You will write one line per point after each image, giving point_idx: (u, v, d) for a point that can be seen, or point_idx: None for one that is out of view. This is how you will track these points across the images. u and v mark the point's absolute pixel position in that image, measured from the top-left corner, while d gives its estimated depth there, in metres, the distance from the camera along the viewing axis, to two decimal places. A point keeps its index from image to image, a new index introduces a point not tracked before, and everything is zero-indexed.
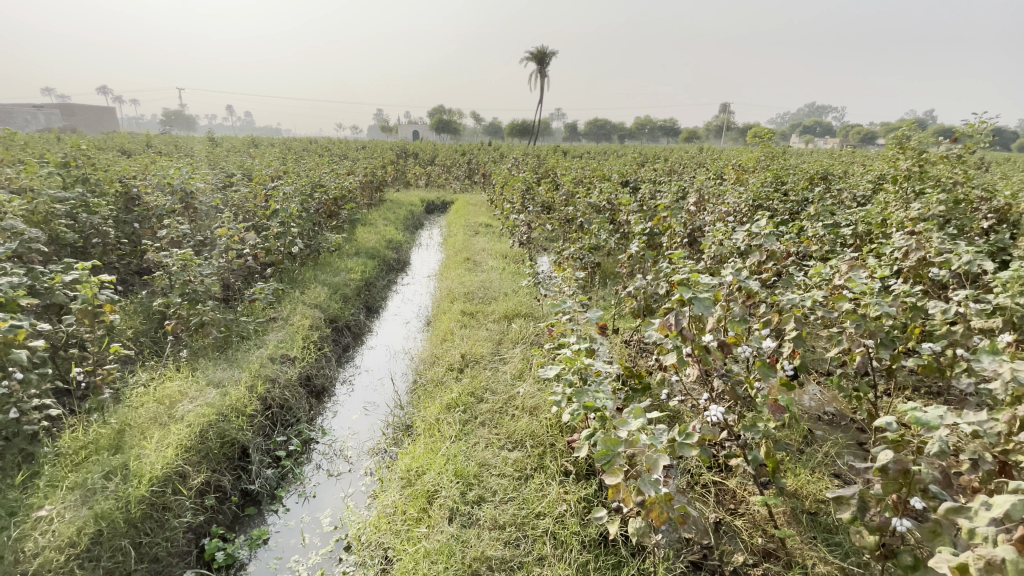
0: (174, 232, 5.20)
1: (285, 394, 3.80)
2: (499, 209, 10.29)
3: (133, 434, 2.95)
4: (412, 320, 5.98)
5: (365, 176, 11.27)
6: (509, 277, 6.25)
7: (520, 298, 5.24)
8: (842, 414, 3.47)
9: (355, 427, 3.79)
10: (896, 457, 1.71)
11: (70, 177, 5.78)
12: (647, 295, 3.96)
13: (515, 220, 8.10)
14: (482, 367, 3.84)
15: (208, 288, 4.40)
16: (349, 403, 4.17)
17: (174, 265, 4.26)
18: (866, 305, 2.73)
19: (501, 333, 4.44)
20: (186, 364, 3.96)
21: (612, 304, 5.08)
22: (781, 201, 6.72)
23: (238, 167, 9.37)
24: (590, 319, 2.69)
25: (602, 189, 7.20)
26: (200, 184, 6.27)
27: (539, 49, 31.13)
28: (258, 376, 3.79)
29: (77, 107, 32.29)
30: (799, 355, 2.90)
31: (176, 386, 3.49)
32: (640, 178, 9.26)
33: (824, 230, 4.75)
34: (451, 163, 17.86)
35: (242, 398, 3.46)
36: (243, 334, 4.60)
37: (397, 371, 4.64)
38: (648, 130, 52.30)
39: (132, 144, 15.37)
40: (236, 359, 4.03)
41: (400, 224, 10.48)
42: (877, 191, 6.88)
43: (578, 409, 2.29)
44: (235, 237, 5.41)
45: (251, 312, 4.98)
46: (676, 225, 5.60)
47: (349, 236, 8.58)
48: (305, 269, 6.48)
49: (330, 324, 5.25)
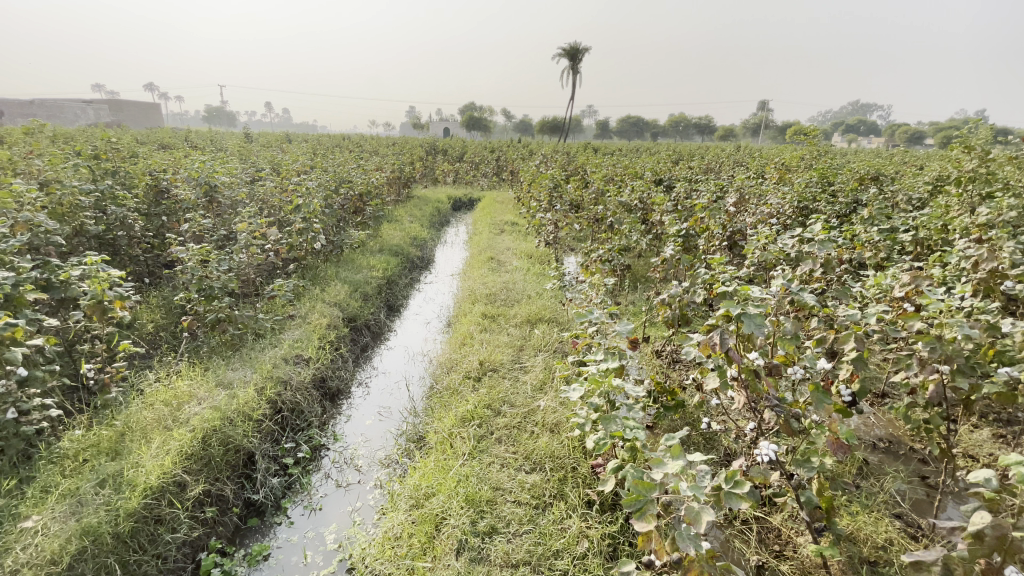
0: (196, 226, 5.16)
1: (296, 397, 3.65)
2: (527, 207, 10.03)
3: (133, 440, 2.86)
4: (433, 320, 5.80)
5: (393, 172, 11.18)
6: (533, 279, 5.99)
7: (544, 301, 4.97)
8: (902, 443, 3.10)
9: (367, 433, 3.61)
10: (995, 522, 1.41)
11: (101, 171, 5.84)
12: (682, 303, 3.63)
13: (542, 219, 7.82)
14: (501, 376, 3.60)
15: (223, 285, 4.31)
16: (363, 407, 3.99)
17: (190, 260, 4.18)
18: (941, 326, 2.36)
19: (522, 339, 4.19)
20: (199, 363, 3.86)
21: (643, 311, 4.78)
22: (828, 203, 6.25)
23: (268, 162, 9.40)
24: (621, 333, 2.41)
25: (634, 188, 6.85)
26: (225, 177, 6.23)
27: (569, 46, 30.75)
28: (268, 378, 3.65)
29: (126, 103, 33.82)
30: (858, 379, 2.55)
31: (185, 387, 3.39)
32: (674, 176, 8.85)
33: (879, 235, 4.32)
34: (480, 159, 17.68)
35: (250, 401, 3.32)
36: (260, 332, 4.50)
37: (414, 375, 4.44)
38: (683, 128, 51.02)
39: (174, 139, 15.79)
40: (249, 358, 3.91)
41: (425, 221, 10.36)
42: (936, 194, 6.31)
43: (605, 437, 2.03)
44: (256, 232, 5.34)
45: (269, 309, 4.88)
46: (714, 227, 5.24)
47: (374, 233, 8.48)
48: (327, 266, 6.37)
49: (349, 323, 5.10)
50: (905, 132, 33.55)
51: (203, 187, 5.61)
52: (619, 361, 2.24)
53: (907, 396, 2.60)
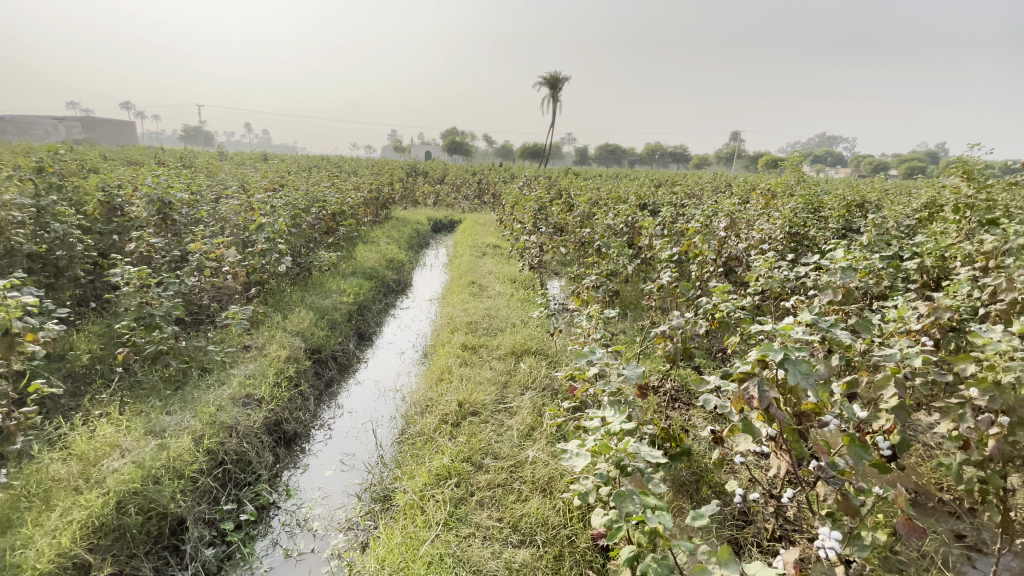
0: (144, 246, 4.62)
1: (242, 446, 3.13)
2: (509, 229, 9.69)
3: (30, 507, 2.30)
4: (408, 351, 5.32)
5: (370, 192, 10.75)
6: (517, 305, 5.57)
7: (529, 331, 4.55)
8: (931, 495, 2.76)
9: (327, 488, 3.09)
10: None
11: (42, 184, 5.27)
12: (686, 337, 3.26)
13: (526, 242, 7.46)
14: (483, 420, 3.15)
15: (168, 313, 3.77)
16: (323, 455, 3.49)
17: (128, 284, 3.63)
18: (1000, 370, 2.03)
19: (506, 374, 3.76)
20: (133, 405, 3.32)
21: (636, 343, 4.40)
22: (820, 229, 6.05)
23: (236, 179, 8.85)
24: (631, 378, 2.01)
25: (621, 211, 6.56)
26: (182, 193, 5.70)
27: (550, 74, 31.41)
28: (210, 425, 3.12)
29: (98, 121, 32.93)
30: (899, 429, 2.21)
31: (108, 436, 2.84)
32: (659, 201, 8.65)
33: (885, 262, 4.06)
34: (461, 181, 17.39)
35: (185, 453, 2.80)
36: (209, 367, 3.96)
37: (384, 415, 3.95)
38: (660, 155, 52.09)
39: (143, 157, 15.08)
40: (191, 398, 3.38)
41: (403, 243, 9.91)
42: (927, 221, 6.18)
43: (615, 518, 1.58)
44: (212, 253, 4.82)
45: (223, 339, 4.34)
46: (709, 252, 4.94)
47: (348, 254, 8.00)
48: (293, 291, 5.86)
49: (312, 355, 4.60)
50: (871, 164, 34.87)
51: (156, 203, 5.08)
52: (629, 417, 1.81)
53: (956, 449, 2.25)
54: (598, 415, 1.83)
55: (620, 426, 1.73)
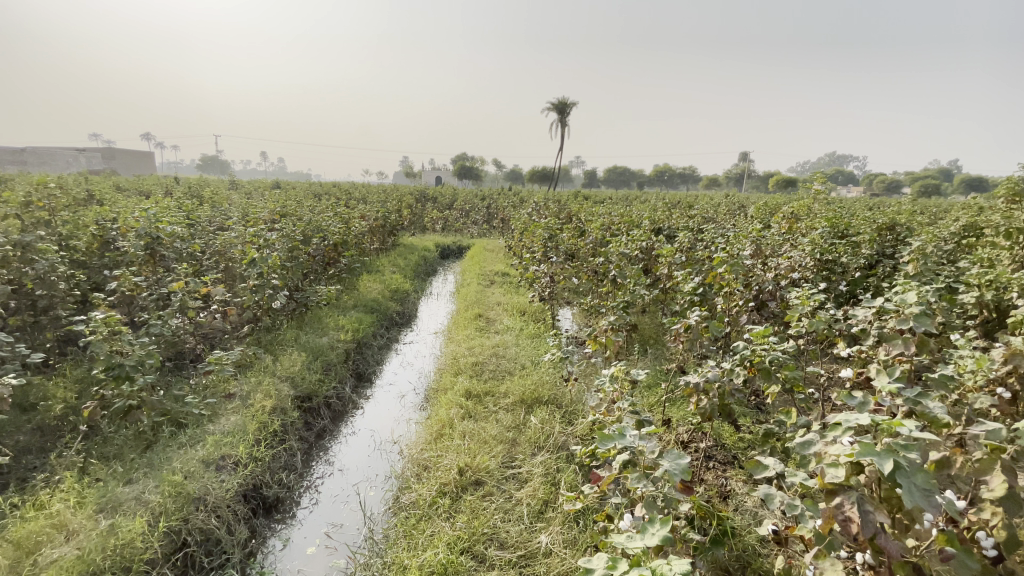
0: (125, 284, 4.29)
1: (209, 523, 2.71)
2: (519, 256, 9.31)
3: None
4: (409, 393, 4.91)
5: (377, 219, 10.49)
6: (527, 342, 5.14)
7: (541, 375, 4.13)
8: None
9: (306, 571, 2.66)
10: None
11: (30, 219, 5.00)
12: (723, 391, 2.81)
13: (535, 271, 7.05)
14: (488, 492, 2.72)
15: (141, 362, 3.40)
16: (307, 525, 3.06)
17: (96, 332, 3.27)
18: None
19: (515, 429, 3.33)
20: (95, 470, 2.93)
21: (660, 389, 3.96)
22: (852, 255, 5.59)
23: (238, 209, 8.61)
24: (673, 477, 1.54)
25: (635, 237, 6.15)
26: (174, 225, 5.39)
27: (558, 101, 31.88)
28: (174, 497, 2.72)
29: (118, 152, 33.80)
30: (1004, 528, 1.76)
31: (53, 514, 2.44)
32: (676, 225, 8.22)
33: (942, 296, 3.58)
34: (470, 207, 17.17)
35: (139, 538, 2.42)
36: (186, 422, 3.57)
37: (378, 474, 3.53)
38: (670, 177, 52.00)
39: (154, 185, 15.08)
40: (159, 462, 2.99)
41: (410, 271, 9.59)
42: (969, 246, 5.68)
43: None
44: (197, 291, 4.47)
45: (207, 387, 3.96)
46: (737, 284, 4.48)
47: (350, 286, 7.67)
48: (289, 328, 5.51)
49: (302, 403, 4.21)
50: (880, 183, 34.45)
51: (143, 238, 4.76)
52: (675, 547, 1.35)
53: None
54: (634, 543, 1.40)
55: (669, 566, 1.29)
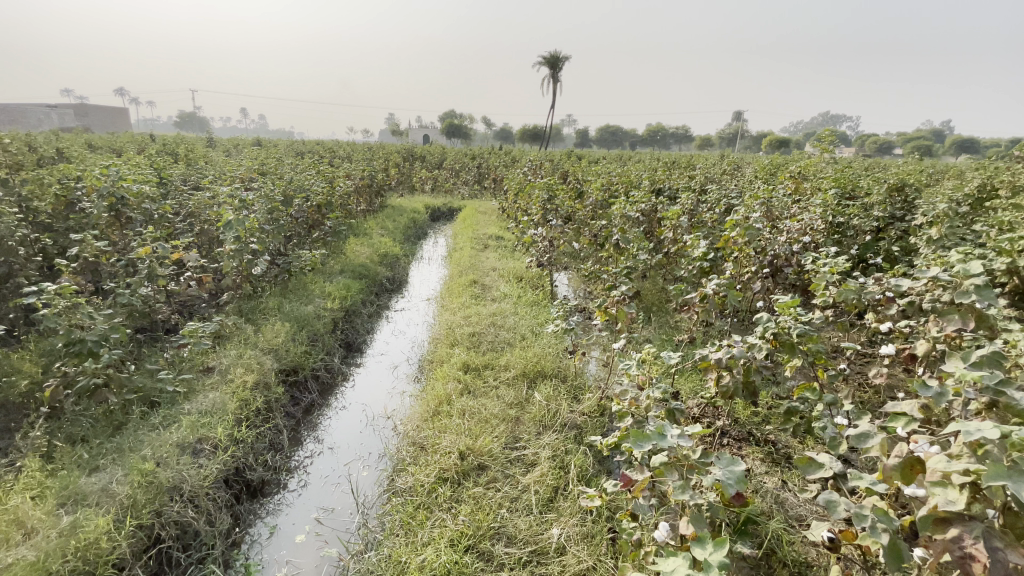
0: (88, 250, 3.89)
1: (186, 514, 2.47)
2: (513, 218, 8.93)
3: None
4: (402, 364, 4.65)
5: (363, 179, 9.96)
6: (526, 311, 4.87)
7: (542, 347, 3.88)
8: None
9: (296, 561, 2.46)
10: None
11: None
12: (748, 368, 2.57)
13: (531, 235, 6.71)
14: (491, 477, 2.51)
15: (105, 336, 3.07)
16: (295, 510, 2.85)
17: (50, 304, 2.91)
18: None
19: (518, 406, 3.10)
20: (57, 456, 2.65)
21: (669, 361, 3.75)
22: (865, 217, 5.32)
23: (214, 167, 8.05)
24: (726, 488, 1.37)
25: (638, 198, 5.79)
26: (141, 184, 4.92)
27: (550, 56, 30.61)
28: (144, 488, 2.47)
29: (89, 108, 32.05)
30: None
31: (8, 511, 2.18)
32: (678, 186, 7.84)
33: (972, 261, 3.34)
34: (460, 167, 16.53)
35: (106, 537, 2.18)
36: (160, 400, 3.28)
37: (371, 452, 3.31)
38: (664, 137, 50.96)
39: (128, 142, 14.24)
40: (128, 447, 2.72)
41: (399, 234, 9.16)
42: (987, 208, 5.42)
43: None
44: (168, 256, 4.09)
45: (183, 361, 3.66)
46: (751, 249, 4.20)
47: (337, 250, 7.29)
48: (272, 296, 5.17)
49: (287, 377, 3.94)
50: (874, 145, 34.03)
51: (106, 198, 4.31)
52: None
53: None
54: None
55: None
